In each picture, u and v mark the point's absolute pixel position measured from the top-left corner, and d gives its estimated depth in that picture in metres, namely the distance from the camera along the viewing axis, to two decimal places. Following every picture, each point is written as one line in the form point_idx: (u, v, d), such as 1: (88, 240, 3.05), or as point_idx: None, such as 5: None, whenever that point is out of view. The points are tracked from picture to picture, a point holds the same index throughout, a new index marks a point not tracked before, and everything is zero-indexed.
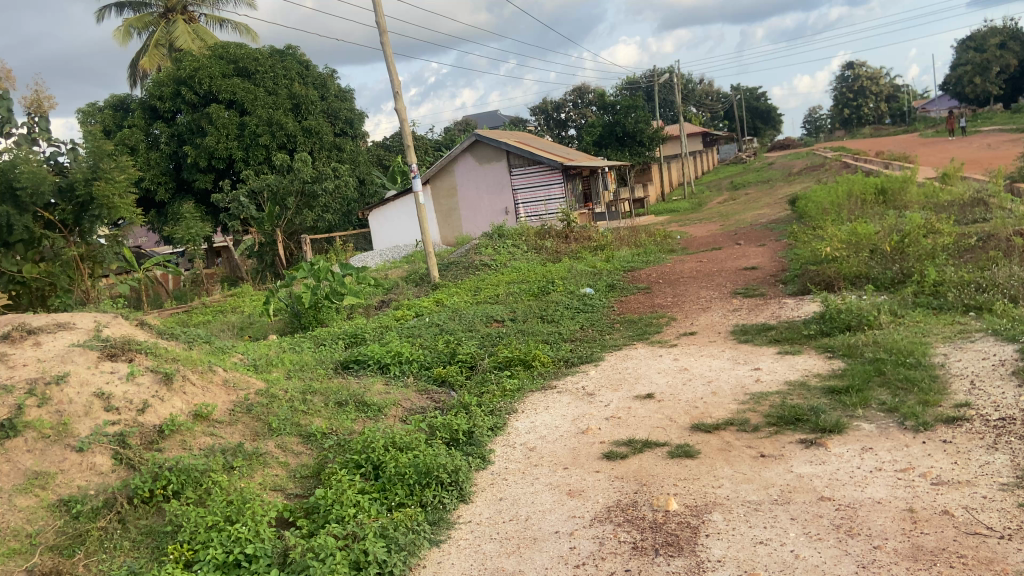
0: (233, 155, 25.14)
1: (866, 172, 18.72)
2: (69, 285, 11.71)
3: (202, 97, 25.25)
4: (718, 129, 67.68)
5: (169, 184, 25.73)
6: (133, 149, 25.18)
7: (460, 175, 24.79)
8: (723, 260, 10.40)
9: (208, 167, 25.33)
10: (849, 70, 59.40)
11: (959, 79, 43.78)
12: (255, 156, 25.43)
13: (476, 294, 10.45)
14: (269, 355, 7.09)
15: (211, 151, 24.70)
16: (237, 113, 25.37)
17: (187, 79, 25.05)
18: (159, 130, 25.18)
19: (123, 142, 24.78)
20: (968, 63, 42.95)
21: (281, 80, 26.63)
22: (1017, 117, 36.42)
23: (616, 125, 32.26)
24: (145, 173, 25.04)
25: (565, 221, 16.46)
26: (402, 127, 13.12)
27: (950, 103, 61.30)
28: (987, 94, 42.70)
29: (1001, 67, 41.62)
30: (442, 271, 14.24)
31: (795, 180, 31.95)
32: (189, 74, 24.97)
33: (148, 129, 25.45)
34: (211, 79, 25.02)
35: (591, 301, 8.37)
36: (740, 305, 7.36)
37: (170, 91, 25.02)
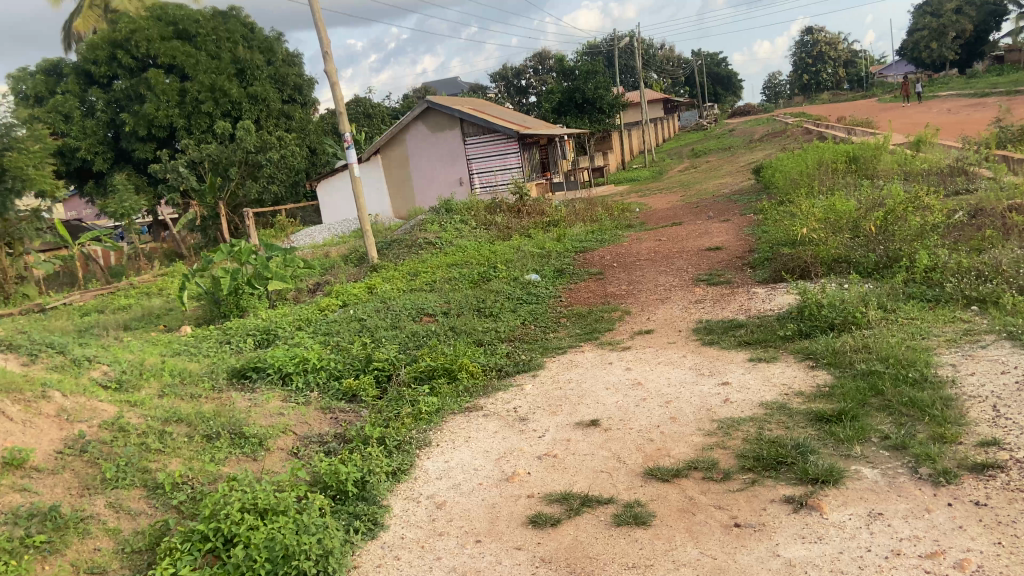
0: (174, 123, 23.47)
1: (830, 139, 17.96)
2: None
3: (141, 61, 23.53)
4: (678, 96, 66.88)
5: (107, 154, 23.89)
6: (66, 118, 23.34)
7: (411, 143, 23.45)
8: (684, 238, 9.45)
9: (147, 136, 23.57)
10: (809, 36, 58.86)
11: (915, 44, 43.37)
12: (198, 125, 23.89)
13: (414, 278, 9.41)
14: (151, 362, 5.96)
15: (150, 118, 23.02)
16: (177, 79, 23.77)
17: (123, 42, 23.31)
18: (93, 96, 23.28)
19: (55, 108, 22.90)
20: (925, 29, 42.54)
21: (223, 44, 24.98)
22: (975, 82, 36.11)
23: (576, 91, 31.10)
24: (81, 143, 23.21)
25: (518, 194, 15.41)
26: (334, 93, 11.83)
27: (907, 69, 61.17)
28: (943, 59, 42.35)
29: (958, 32, 41.26)
30: (383, 251, 13.16)
31: (756, 147, 31.20)
32: (125, 36, 23.27)
33: (83, 96, 23.56)
34: (149, 42, 23.38)
35: (535, 291, 7.37)
36: (703, 296, 6.42)
37: (105, 54, 23.13)
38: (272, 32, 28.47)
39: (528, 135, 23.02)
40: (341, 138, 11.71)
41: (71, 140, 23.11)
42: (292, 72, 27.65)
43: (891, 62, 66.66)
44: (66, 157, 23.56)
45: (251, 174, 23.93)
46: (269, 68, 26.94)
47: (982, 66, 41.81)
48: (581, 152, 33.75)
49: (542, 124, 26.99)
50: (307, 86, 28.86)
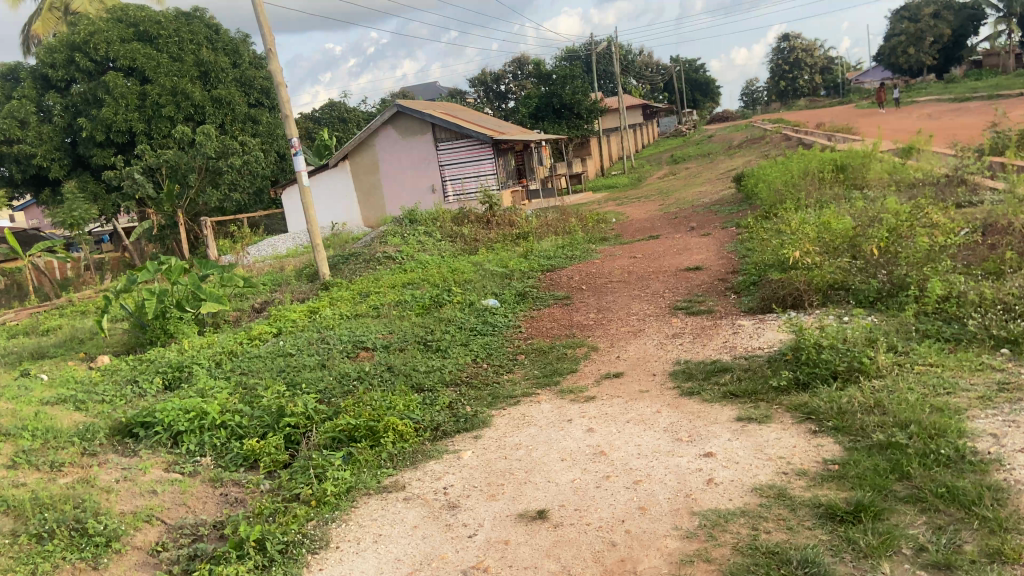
0: (134, 127, 22.30)
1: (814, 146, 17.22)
2: None
3: (100, 64, 22.52)
4: (657, 102, 66.53)
5: (64, 160, 22.66)
6: (22, 123, 22.08)
7: (381, 149, 22.44)
8: (663, 255, 8.55)
9: (107, 141, 22.51)
10: (786, 42, 58.64)
11: (892, 50, 42.99)
12: (159, 130, 22.66)
13: (362, 300, 8.47)
14: (22, 416, 5.00)
15: (109, 123, 21.88)
16: (138, 83, 22.65)
17: (82, 45, 22.25)
18: (51, 101, 22.12)
19: (11, 114, 21.65)
20: (902, 34, 42.14)
21: (187, 46, 23.85)
22: (953, 87, 35.72)
23: (553, 97, 30.29)
24: (37, 150, 21.94)
25: (486, 205, 14.53)
26: (280, 96, 10.85)
27: (884, 76, 61.08)
28: (919, 65, 42.06)
29: (934, 37, 41.00)
30: (339, 266, 12.23)
31: (736, 153, 30.56)
32: (84, 38, 22.23)
33: (41, 100, 22.38)
34: (109, 44, 22.35)
35: (492, 319, 6.44)
36: (682, 329, 5.51)
37: (63, 57, 22.21)
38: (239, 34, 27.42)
39: (502, 141, 22.18)
40: (287, 143, 10.72)
41: (27, 146, 21.86)
42: (260, 75, 26.57)
43: (868, 69, 66.68)
44: (22, 164, 22.24)
45: (213, 182, 22.86)
46: (236, 72, 25.83)
47: (959, 71, 41.51)
48: (558, 158, 32.96)
49: (517, 130, 26.19)
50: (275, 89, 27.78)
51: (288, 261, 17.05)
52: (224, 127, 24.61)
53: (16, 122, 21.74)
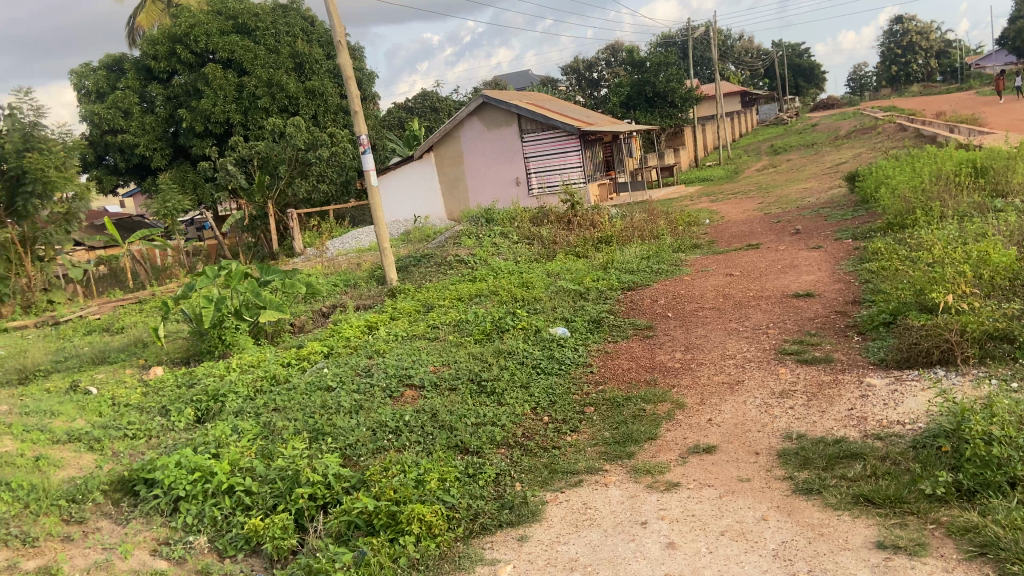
0: (231, 118, 22.49)
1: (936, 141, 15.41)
2: None
3: (200, 56, 22.76)
4: (757, 89, 63.66)
5: (166, 150, 23.04)
6: (126, 114, 22.54)
7: (465, 141, 21.74)
8: (765, 272, 7.40)
9: (205, 132, 22.76)
10: (899, 24, 54.71)
11: (1018, 33, 39.24)
12: (255, 121, 22.76)
13: (426, 316, 7.73)
14: (20, 459, 4.38)
15: (208, 114, 22.22)
16: (235, 74, 22.80)
17: (183, 37, 22.49)
18: (154, 92, 22.45)
19: (114, 105, 22.14)
20: None
21: (283, 37, 23.79)
22: None
23: (646, 85, 28.92)
24: (139, 139, 22.36)
25: (569, 203, 13.63)
26: (351, 89, 10.16)
27: (1009, 60, 56.16)
28: None
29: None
30: (410, 269, 11.61)
31: (843, 144, 28.47)
32: (185, 30, 22.44)
33: (144, 91, 22.76)
34: (208, 36, 22.49)
35: (559, 354, 5.51)
36: (792, 385, 4.42)
37: (165, 49, 22.46)
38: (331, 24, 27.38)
39: (591, 133, 21.12)
40: (355, 140, 10.07)
41: (129, 136, 22.29)
42: None
43: (991, 52, 61.53)
44: (125, 153, 22.82)
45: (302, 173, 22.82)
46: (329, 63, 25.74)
47: None
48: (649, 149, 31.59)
49: (606, 120, 25.07)
50: (365, 80, 27.81)
51: (365, 257, 16.64)
52: (316, 118, 24.46)
53: (119, 113, 22.22)
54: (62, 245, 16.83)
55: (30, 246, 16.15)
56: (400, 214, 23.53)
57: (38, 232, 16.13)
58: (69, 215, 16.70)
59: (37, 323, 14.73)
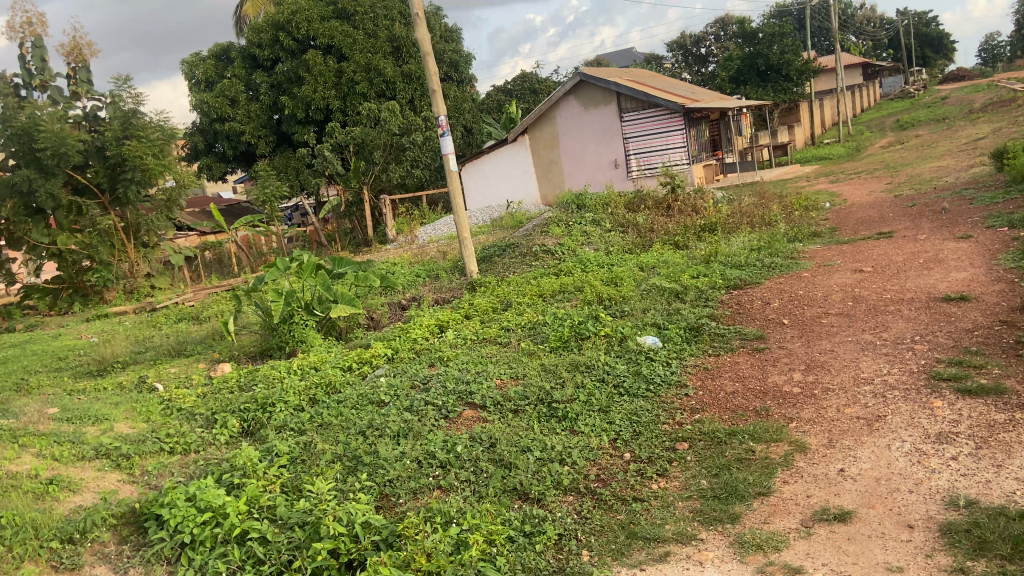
0: (330, 104, 22.35)
1: None
2: (67, 223, 15.09)
3: (302, 42, 22.74)
4: (879, 61, 59.30)
5: (269, 137, 23.29)
6: (233, 102, 22.86)
7: (561, 122, 20.81)
8: (900, 269, 6.23)
9: (306, 119, 22.79)
10: None
11: None
12: (353, 107, 22.56)
13: (506, 314, 6.97)
14: (30, 482, 3.90)
15: (309, 101, 22.10)
16: (335, 60, 22.67)
17: (285, 24, 22.57)
18: (258, 80, 22.64)
19: (222, 93, 22.50)
20: None
21: (382, 22, 23.46)
22: None
23: (756, 59, 27.08)
24: (246, 127, 22.59)
25: (669, 186, 12.59)
26: (432, 67, 9.48)
27: None
28: None
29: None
30: (494, 260, 10.92)
31: (979, 118, 25.78)
32: (288, 17, 22.48)
33: (249, 79, 23.06)
34: (310, 22, 22.46)
35: (647, 371, 4.65)
36: (951, 426, 3.37)
37: (269, 37, 22.61)
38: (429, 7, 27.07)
39: (695, 110, 19.80)
40: (434, 122, 9.46)
41: (236, 124, 22.56)
42: (448, 49, 26.34)
43: None
44: (232, 141, 23.20)
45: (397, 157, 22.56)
46: None
47: None
48: (760, 126, 29.75)
49: (712, 97, 23.61)
50: (463, 63, 27.34)
51: (454, 245, 16.09)
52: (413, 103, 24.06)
53: (226, 100, 22.56)
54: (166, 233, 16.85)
55: (134, 234, 16.21)
56: (494, 200, 22.88)
57: (141, 219, 16.08)
58: (171, 202, 16.47)
59: (137, 309, 14.89)
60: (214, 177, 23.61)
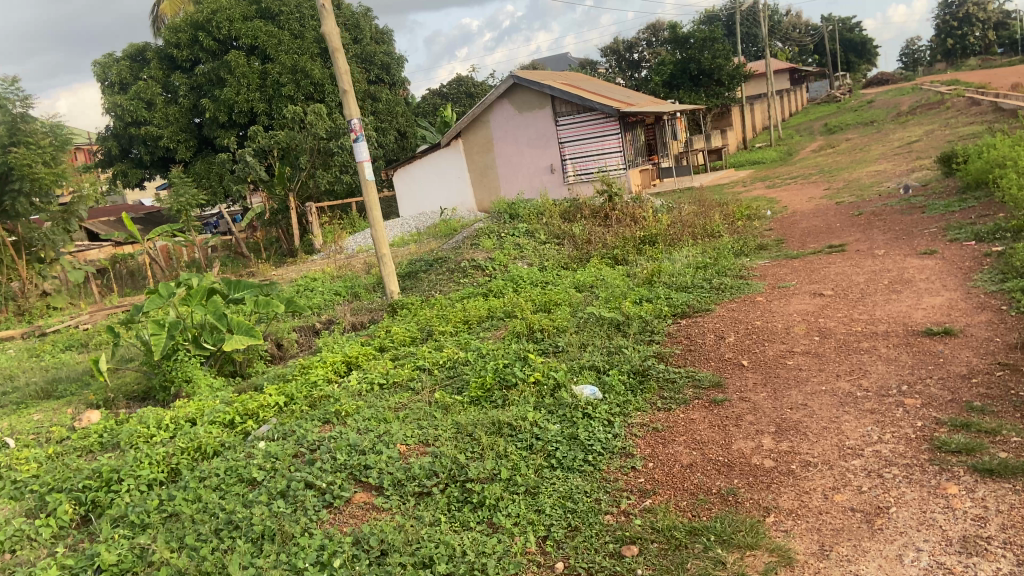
0: (255, 108, 21.02)
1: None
2: None
3: (223, 43, 21.31)
4: (806, 66, 60.29)
5: (190, 142, 21.75)
6: (150, 105, 21.24)
7: (495, 126, 19.93)
8: (866, 292, 5.53)
9: (230, 123, 21.40)
10: None
11: None
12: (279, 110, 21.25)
13: (424, 348, 6.04)
14: None
15: (231, 104, 20.73)
16: (259, 61, 21.39)
17: (205, 23, 21.10)
18: (177, 82, 21.06)
19: (137, 96, 20.88)
20: None
21: (309, 22, 22.22)
22: None
23: (690, 62, 26.75)
24: (163, 131, 21.06)
25: (606, 194, 11.88)
26: (338, 64, 8.45)
27: None
28: None
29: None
30: (417, 280, 9.98)
31: (907, 121, 26.01)
32: (207, 16, 21.02)
33: (167, 81, 21.49)
34: (231, 22, 21.06)
35: (584, 433, 3.75)
36: (976, 529, 2.56)
37: (188, 37, 21.11)
38: (358, 7, 25.89)
39: (632, 114, 19.19)
40: (347, 126, 8.44)
41: (153, 127, 20.99)
42: (379, 50, 25.24)
43: None
44: (149, 146, 21.60)
45: (323, 163, 21.33)
46: (354, 48, 24.25)
47: None
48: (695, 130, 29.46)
49: (648, 101, 23.14)
50: (394, 65, 26.25)
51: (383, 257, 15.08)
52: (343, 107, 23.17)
53: (142, 104, 20.97)
54: (64, 247, 15.31)
55: (24, 249, 14.67)
56: (427, 206, 21.86)
57: (33, 233, 14.58)
58: (68, 213, 15.05)
59: (26, 333, 13.35)
60: (128, 185, 21.97)
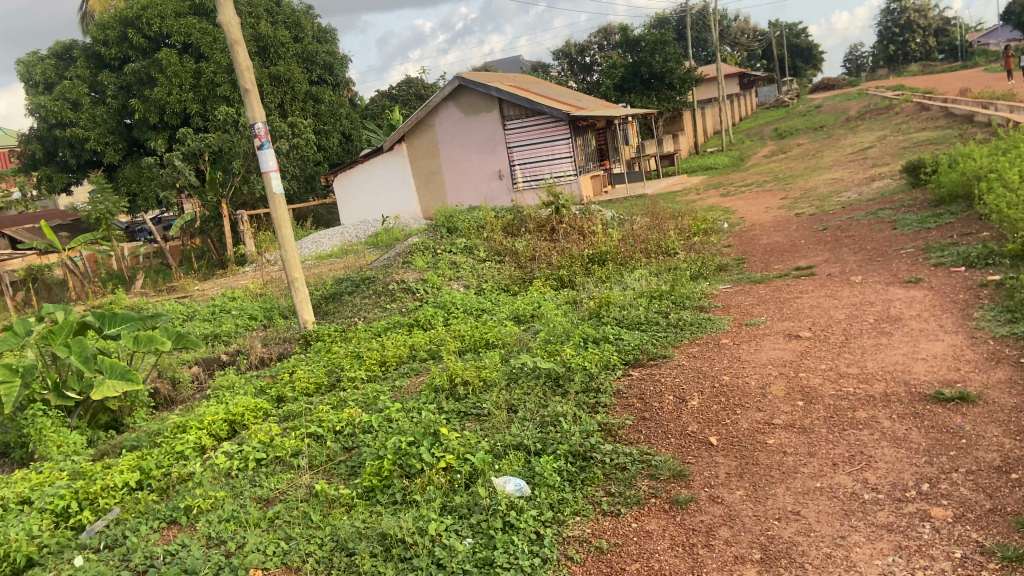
0: (188, 109, 19.56)
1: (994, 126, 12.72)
2: None
3: (155, 41, 19.81)
4: (754, 71, 60.56)
5: (119, 145, 20.15)
6: (75, 106, 19.61)
7: (438, 130, 18.86)
8: (849, 334, 4.66)
9: (162, 125, 19.87)
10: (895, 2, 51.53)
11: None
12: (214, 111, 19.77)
13: (326, 404, 4.98)
14: None
15: (162, 105, 19.25)
16: (193, 61, 19.96)
17: (135, 20, 19.58)
18: (105, 80, 19.43)
19: (61, 96, 19.23)
20: None
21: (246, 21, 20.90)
22: None
23: (641, 65, 26.04)
24: (90, 133, 19.46)
25: (552, 206, 10.93)
26: (243, 62, 7.34)
27: (1011, 37, 53.46)
28: None
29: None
30: (340, 305, 8.88)
31: (858, 126, 25.73)
32: (137, 12, 19.52)
33: (95, 81, 19.88)
34: (163, 18, 19.59)
35: (503, 556, 2.73)
36: None
37: (116, 34, 19.57)
38: (300, 5, 24.60)
39: (582, 118, 18.34)
40: (250, 131, 7.31)
41: (79, 129, 19.36)
42: (322, 50, 23.94)
43: (991, 31, 58.75)
44: (74, 148, 19.93)
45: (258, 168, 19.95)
46: (295, 48, 22.97)
47: None
48: (646, 135, 28.83)
49: (598, 105, 22.38)
50: (338, 66, 24.97)
51: (319, 270, 13.87)
52: (282, 108, 22.14)
53: (65, 104, 19.32)
54: None
55: None
56: (369, 214, 20.65)
57: None
58: None
59: None
60: (53, 190, 20.26)
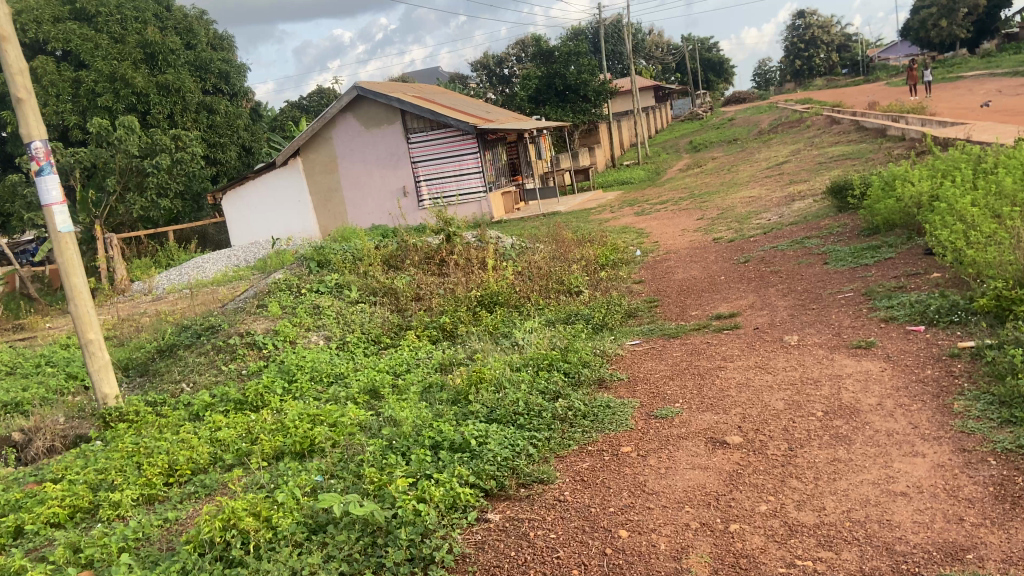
0: None
1: (919, 144, 12.07)
2: None
3: None
4: (668, 83, 60.80)
5: None
6: None
7: (338, 142, 17.18)
8: (795, 442, 3.37)
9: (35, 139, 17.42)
10: (799, 19, 52.53)
11: (921, 23, 38.89)
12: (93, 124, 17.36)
13: (70, 568, 3.29)
14: None
15: None
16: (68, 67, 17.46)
17: None
18: None
19: None
20: (933, 5, 37.91)
21: (130, 24, 19.21)
22: (1002, 63, 30.74)
23: (555, 77, 24.95)
24: None
25: (442, 233, 9.51)
26: (15, 63, 5.62)
27: (906, 55, 55.53)
28: (952, 39, 37.98)
29: (969, 8, 36.82)
30: (173, 364, 7.13)
31: (771, 140, 25.37)
32: None
33: None
34: None
35: None
36: None
37: None
38: (193, 8, 22.34)
39: (489, 131, 17.05)
40: (26, 152, 5.65)
41: None
42: (218, 57, 21.67)
43: (887, 48, 61.01)
44: None
45: (137, 185, 17.63)
46: (188, 54, 20.72)
47: (995, 45, 36.87)
48: (561, 147, 27.80)
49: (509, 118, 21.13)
50: (236, 73, 22.77)
51: (193, 304, 11.94)
52: (172, 120, 19.80)
53: None
54: None
55: None
56: (262, 234, 18.70)
57: None
58: None
59: None
60: None
